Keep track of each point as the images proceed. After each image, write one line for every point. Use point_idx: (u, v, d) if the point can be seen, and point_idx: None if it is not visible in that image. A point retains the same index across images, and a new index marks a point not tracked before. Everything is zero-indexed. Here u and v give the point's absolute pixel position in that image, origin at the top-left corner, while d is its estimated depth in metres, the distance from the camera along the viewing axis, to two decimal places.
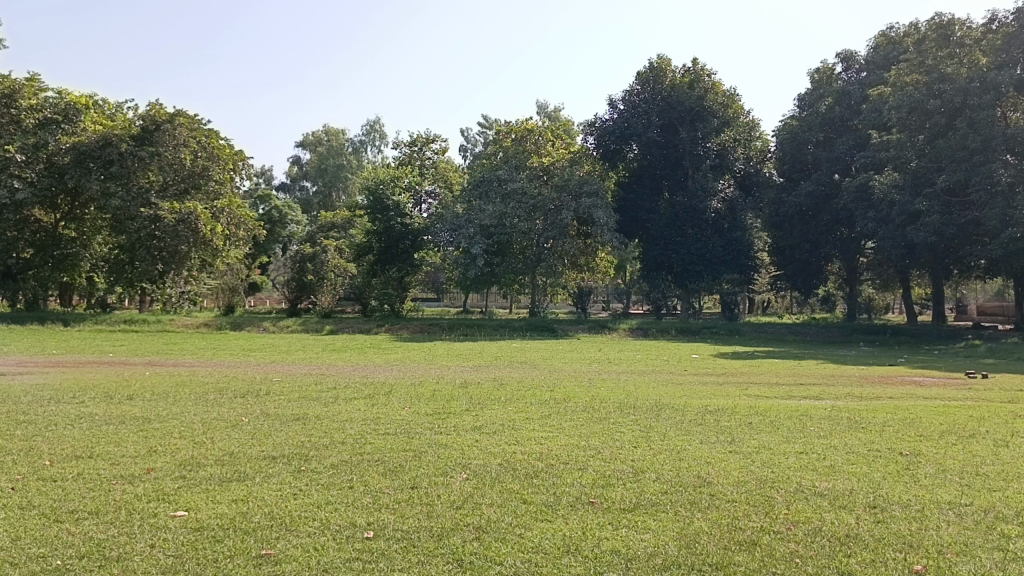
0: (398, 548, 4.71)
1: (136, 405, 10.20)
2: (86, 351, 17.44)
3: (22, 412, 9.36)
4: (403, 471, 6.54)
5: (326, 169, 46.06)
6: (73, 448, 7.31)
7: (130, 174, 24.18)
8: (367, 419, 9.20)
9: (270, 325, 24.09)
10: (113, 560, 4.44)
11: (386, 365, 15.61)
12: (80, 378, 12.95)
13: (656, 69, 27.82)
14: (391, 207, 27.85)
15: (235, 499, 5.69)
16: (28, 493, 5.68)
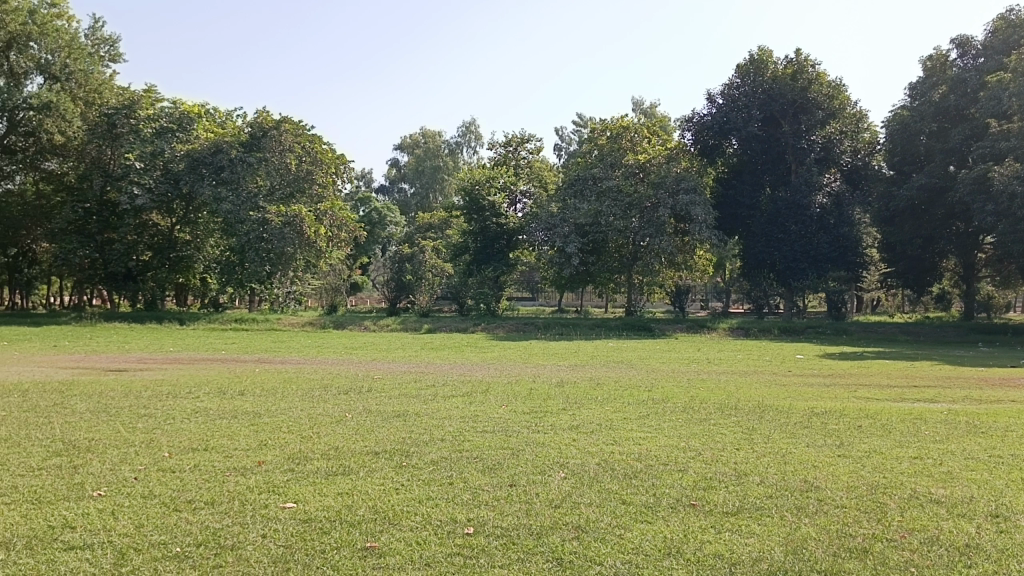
0: (499, 544, 4.74)
1: (246, 400, 10.65)
2: (200, 349, 18.31)
3: (142, 406, 9.90)
4: (501, 468, 6.58)
5: (423, 171, 46.96)
6: (189, 440, 7.69)
7: (239, 179, 25.37)
8: (465, 417, 9.31)
9: (371, 324, 24.69)
10: (228, 548, 4.64)
11: (483, 364, 15.77)
12: (196, 374, 13.60)
13: (757, 61, 26.98)
14: (487, 207, 28.27)
15: (340, 492, 5.85)
16: (150, 483, 6.01)
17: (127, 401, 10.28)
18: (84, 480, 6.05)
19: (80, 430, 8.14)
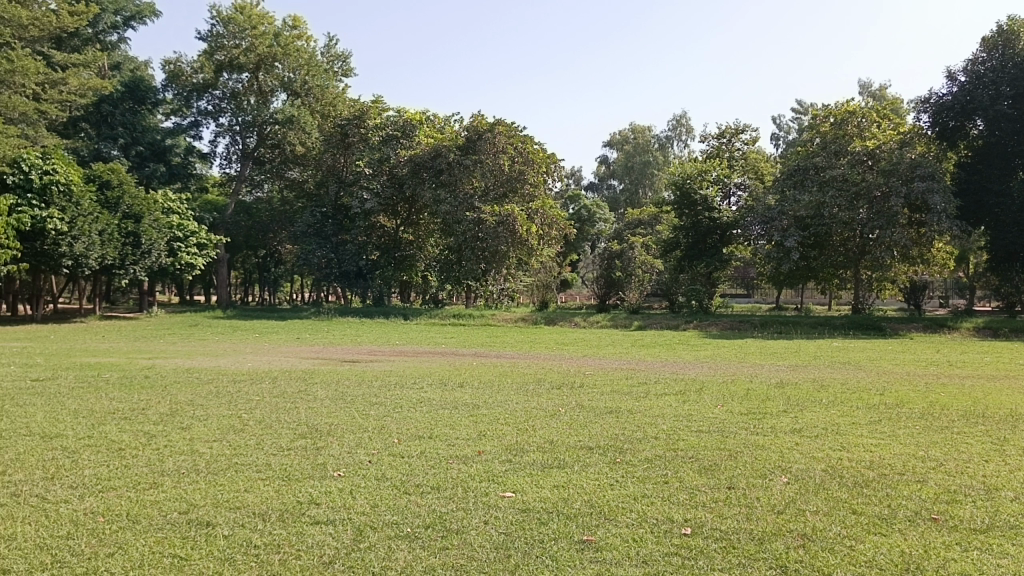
0: (718, 547, 4.61)
1: (466, 391, 11.16)
2: (423, 342, 19.42)
3: (374, 394, 10.66)
4: (718, 470, 6.40)
5: (632, 166, 46.67)
6: (416, 428, 8.17)
7: (457, 182, 26.39)
8: (680, 415, 9.15)
9: (582, 321, 24.93)
10: (454, 532, 4.87)
11: (697, 362, 15.43)
12: (420, 366, 14.45)
13: (1006, 34, 24.38)
14: (699, 202, 27.48)
15: (556, 485, 5.96)
16: (381, 466, 6.45)
17: (361, 389, 11.13)
18: (326, 460, 6.61)
19: (321, 415, 8.91)
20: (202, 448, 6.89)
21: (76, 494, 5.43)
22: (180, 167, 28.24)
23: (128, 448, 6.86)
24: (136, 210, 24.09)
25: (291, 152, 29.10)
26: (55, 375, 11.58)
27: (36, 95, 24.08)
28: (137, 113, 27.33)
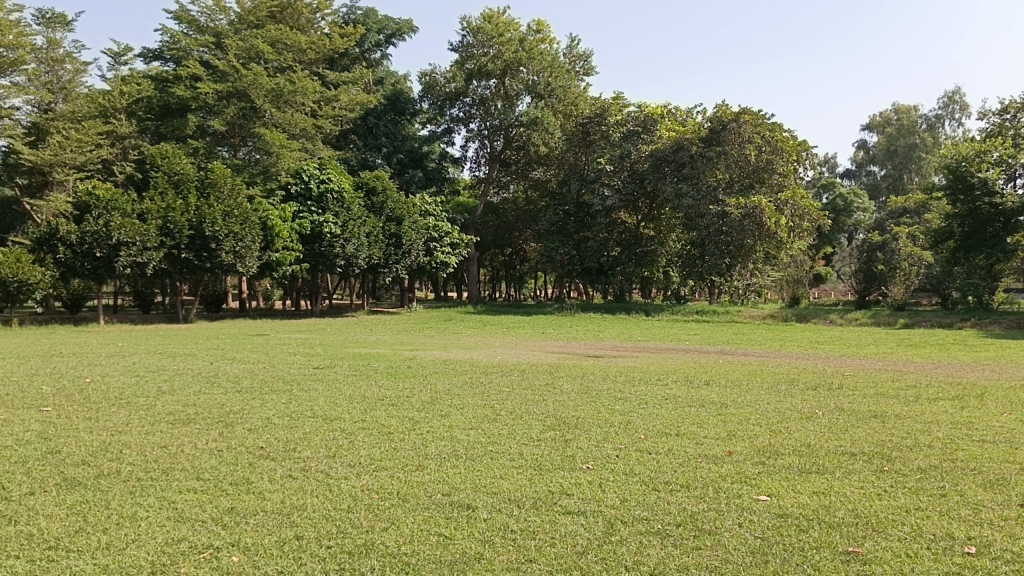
0: (1011, 571, 4.10)
1: (714, 389, 10.88)
2: (666, 339, 19.22)
3: (619, 390, 10.71)
4: (1007, 484, 5.69)
5: (896, 151, 42.86)
6: (662, 425, 8.09)
7: (700, 174, 25.50)
8: (957, 423, 8.25)
9: (838, 318, 23.33)
10: (707, 532, 4.71)
11: (976, 364, 13.87)
12: (664, 362, 14.31)
13: None
14: (977, 185, 24.53)
15: (815, 491, 5.61)
16: (629, 462, 6.42)
17: (606, 384, 11.22)
18: (575, 453, 6.73)
19: (568, 408, 9.10)
20: (459, 435, 7.29)
21: (354, 471, 5.92)
22: (435, 171, 29.93)
23: (395, 432, 7.41)
24: (396, 213, 25.90)
25: (535, 152, 29.91)
26: (334, 363, 12.87)
27: (313, 112, 28.16)
28: (397, 124, 29.59)
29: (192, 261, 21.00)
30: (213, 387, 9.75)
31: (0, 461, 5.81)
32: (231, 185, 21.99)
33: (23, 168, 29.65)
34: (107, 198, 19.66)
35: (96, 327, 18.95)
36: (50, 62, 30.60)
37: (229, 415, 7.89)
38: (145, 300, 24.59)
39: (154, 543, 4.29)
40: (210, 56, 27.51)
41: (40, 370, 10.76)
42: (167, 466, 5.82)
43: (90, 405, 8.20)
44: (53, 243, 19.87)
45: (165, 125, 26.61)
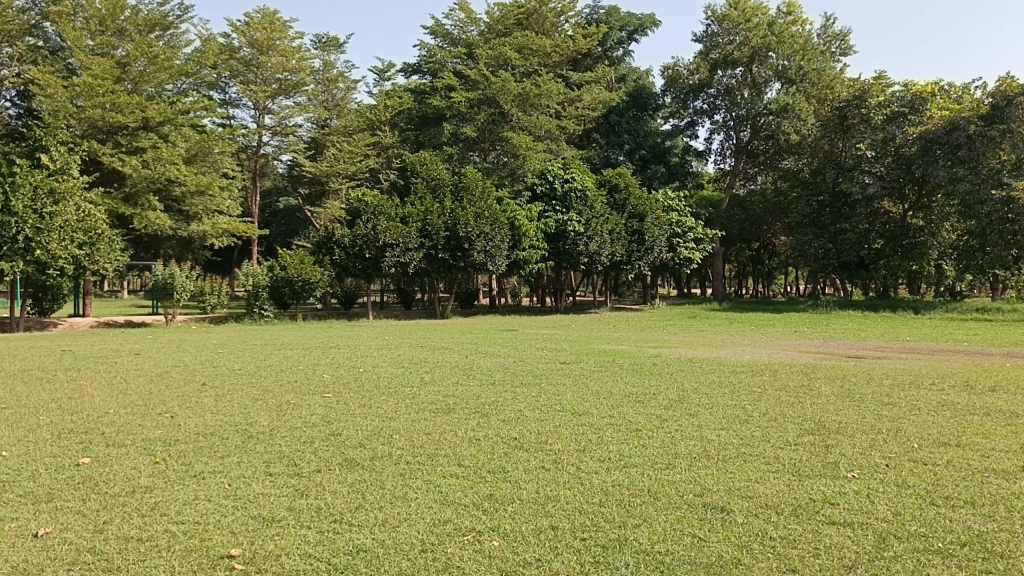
0: None
1: (1002, 397, 9.64)
2: (939, 339, 17.37)
3: (886, 394, 9.84)
4: None
5: None
6: (938, 434, 7.31)
7: (980, 156, 22.62)
8: None
9: None
10: (999, 555, 4.10)
11: None
12: (939, 366, 12.94)
13: None
14: None
15: None
16: (901, 472, 5.83)
17: (871, 388, 10.36)
18: (837, 459, 6.23)
19: (829, 412, 8.48)
20: (710, 436, 7.03)
21: (604, 466, 5.89)
22: (678, 167, 29.13)
23: (644, 429, 7.34)
24: (639, 209, 25.49)
25: (787, 141, 28.32)
26: (580, 359, 13.08)
27: (558, 112, 29.11)
28: (638, 120, 29.21)
29: (448, 261, 22.26)
30: (468, 379, 10.31)
31: (292, 439, 6.47)
32: (483, 188, 23.06)
33: (307, 179, 33.80)
34: (375, 204, 21.43)
35: (365, 321, 20.69)
36: (326, 82, 34.08)
37: (483, 407, 8.26)
38: (406, 297, 26.24)
39: (423, 523, 4.46)
40: (463, 66, 29.33)
41: (321, 360, 11.95)
42: (431, 452, 6.18)
43: (364, 393, 8.97)
44: (329, 245, 21.98)
45: (423, 133, 28.75)
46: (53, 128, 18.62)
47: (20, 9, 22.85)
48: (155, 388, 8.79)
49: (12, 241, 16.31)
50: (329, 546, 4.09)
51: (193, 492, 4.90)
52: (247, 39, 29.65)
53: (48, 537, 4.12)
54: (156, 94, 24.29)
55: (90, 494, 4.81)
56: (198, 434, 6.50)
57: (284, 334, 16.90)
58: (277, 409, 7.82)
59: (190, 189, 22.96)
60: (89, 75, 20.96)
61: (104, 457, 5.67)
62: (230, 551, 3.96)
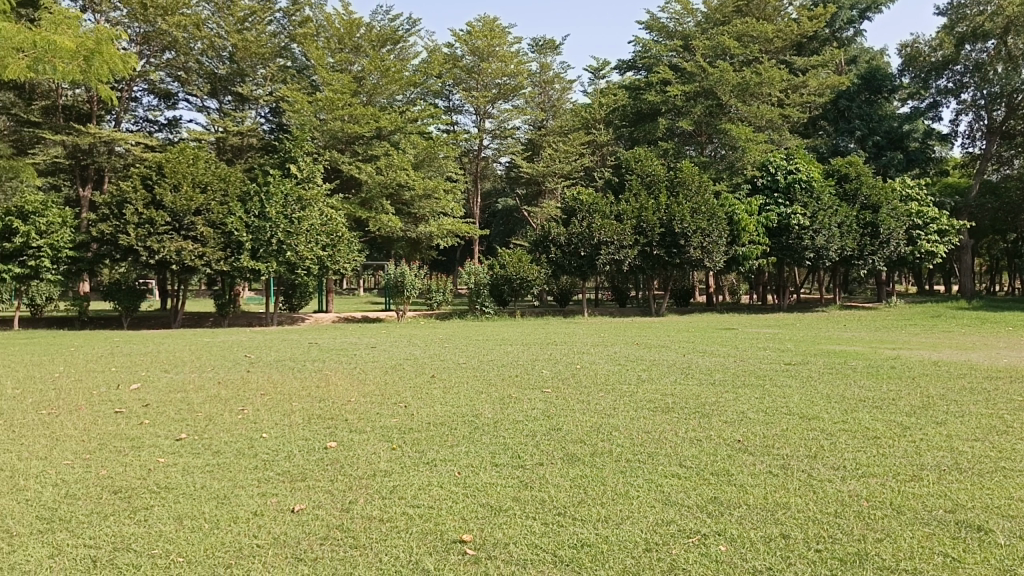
0: None
1: None
2: None
3: None
4: None
5: None
6: None
7: None
8: None
9: None
10: None
11: None
12: None
13: None
14: None
15: None
16: None
17: None
18: None
19: None
20: (962, 447, 6.30)
21: (838, 475, 5.34)
22: (918, 152, 26.85)
23: (884, 437, 6.70)
24: (873, 200, 23.46)
25: None
26: (805, 359, 12.35)
27: (780, 101, 27.84)
28: (872, 103, 27.53)
29: (664, 258, 21.58)
30: (685, 376, 10.17)
31: (515, 432, 6.64)
32: (700, 183, 22.16)
33: (524, 180, 34.86)
34: (590, 202, 21.23)
35: (581, 319, 20.80)
36: (543, 84, 35.08)
37: (704, 407, 8.00)
38: (622, 293, 25.87)
39: (647, 522, 4.27)
40: (679, 59, 28.91)
41: (540, 356, 12.15)
42: (652, 450, 6.03)
43: (583, 388, 9.09)
44: (547, 244, 22.24)
45: (638, 130, 28.65)
46: (300, 140, 20.53)
47: (273, 34, 25.40)
48: (389, 378, 9.45)
49: (268, 245, 18.20)
50: (554, 538, 4.02)
51: (426, 479, 5.08)
52: (469, 47, 30.99)
53: (302, 513, 4.35)
54: (388, 104, 25.98)
55: (336, 475, 5.12)
56: (429, 424, 6.84)
57: (504, 330, 17.41)
58: (501, 402, 8.08)
59: (418, 193, 24.22)
60: (331, 91, 22.83)
61: (347, 442, 6.09)
62: (462, 536, 4.02)
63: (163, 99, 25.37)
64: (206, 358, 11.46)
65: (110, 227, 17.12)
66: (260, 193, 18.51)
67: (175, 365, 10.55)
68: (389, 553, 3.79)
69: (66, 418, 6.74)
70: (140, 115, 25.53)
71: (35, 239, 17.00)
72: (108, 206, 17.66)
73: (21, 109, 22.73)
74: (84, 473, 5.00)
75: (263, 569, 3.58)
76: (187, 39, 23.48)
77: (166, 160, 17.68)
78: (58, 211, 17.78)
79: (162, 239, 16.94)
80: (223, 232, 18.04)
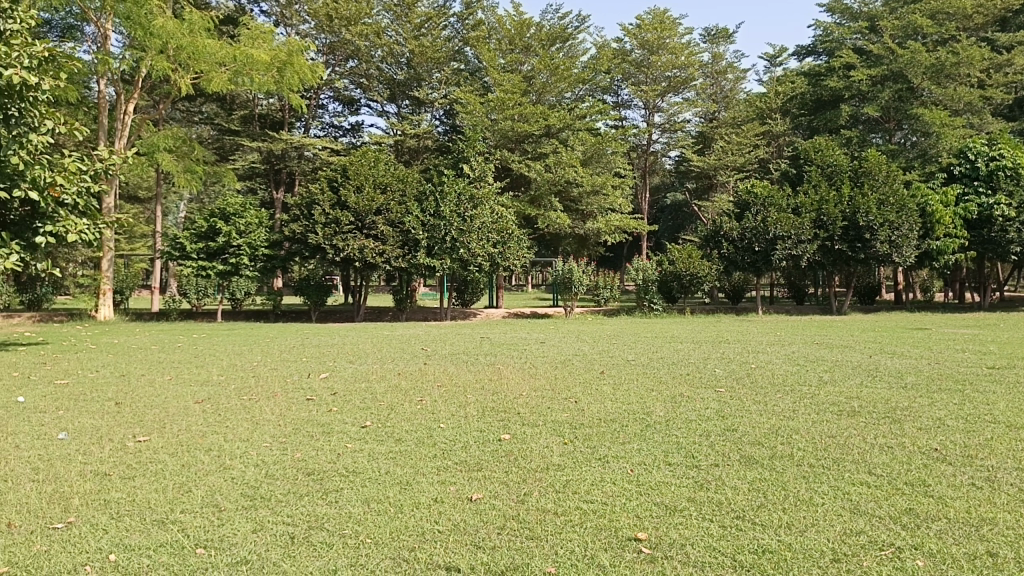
0: None
1: None
2: None
3: None
4: None
5: None
6: None
7: None
8: None
9: None
10: None
11: None
12: None
13: None
14: None
15: None
16: None
17: None
18: None
19: None
20: None
21: None
22: None
23: None
24: None
25: None
26: (1016, 364, 11.09)
27: (980, 81, 25.53)
28: None
29: (847, 253, 19.58)
30: (878, 382, 8.54)
31: (688, 431, 5.87)
32: (888, 172, 20.12)
33: (694, 174, 34.09)
34: (764, 195, 19.57)
35: (756, 317, 19.81)
36: (715, 74, 34.85)
37: (896, 412, 6.70)
38: (800, 292, 23.83)
39: (834, 531, 3.73)
40: (864, 41, 27.22)
41: (713, 355, 11.43)
42: (840, 457, 5.11)
43: (759, 391, 7.85)
44: (718, 239, 20.64)
45: (818, 118, 27.25)
46: (472, 140, 21.00)
47: (448, 38, 26.31)
48: (558, 374, 9.24)
49: (442, 242, 18.84)
50: (732, 542, 3.61)
51: (600, 475, 4.69)
52: (638, 41, 30.74)
53: (479, 502, 4.22)
54: (557, 102, 26.15)
55: (511, 467, 4.90)
56: (600, 420, 6.32)
57: (675, 327, 17.00)
58: (671, 400, 7.29)
59: (586, 189, 24.07)
60: (502, 90, 23.31)
61: (521, 435, 5.82)
62: (637, 534, 3.70)
63: (347, 105, 27.11)
64: (386, 351, 11.92)
65: (300, 226, 18.26)
66: (435, 192, 19.17)
67: (358, 357, 11.10)
68: (565, 547, 3.58)
69: (265, 403, 7.27)
70: (326, 121, 27.18)
71: (236, 238, 18.51)
72: (298, 207, 18.81)
73: (224, 119, 24.84)
74: (280, 455, 5.23)
75: (444, 555, 3.49)
76: (368, 47, 24.78)
77: (349, 163, 18.68)
78: (254, 212, 19.14)
79: (346, 238, 17.81)
80: (401, 230, 18.73)
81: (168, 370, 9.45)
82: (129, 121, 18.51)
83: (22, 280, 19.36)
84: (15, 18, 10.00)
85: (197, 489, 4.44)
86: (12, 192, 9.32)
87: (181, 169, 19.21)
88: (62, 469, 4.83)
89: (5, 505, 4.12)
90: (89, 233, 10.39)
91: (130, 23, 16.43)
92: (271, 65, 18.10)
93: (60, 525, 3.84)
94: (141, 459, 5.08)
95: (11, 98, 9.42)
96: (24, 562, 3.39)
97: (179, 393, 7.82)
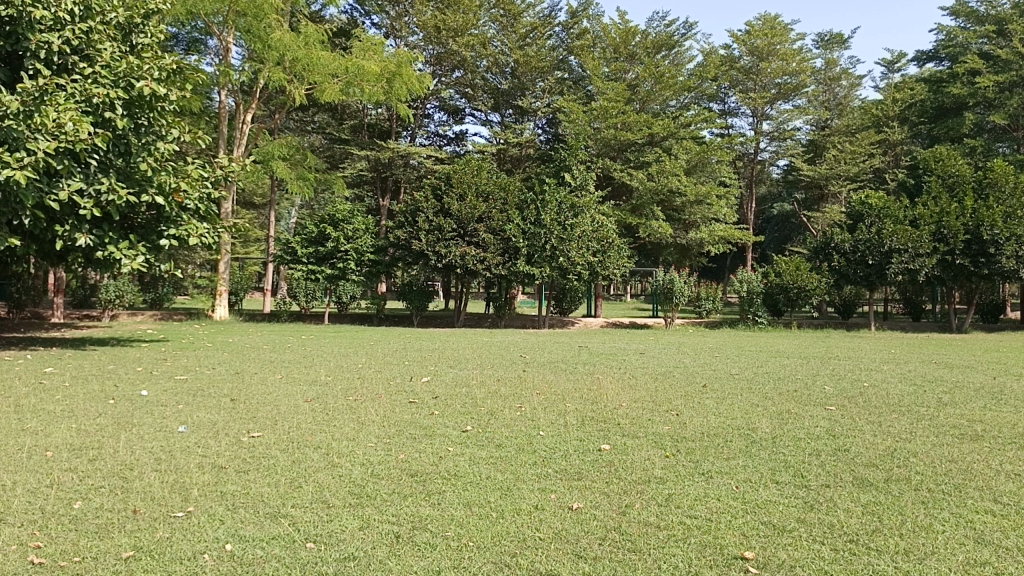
0: None
1: None
2: None
3: None
4: None
5: None
6: None
7: None
8: None
9: None
10: None
11: None
12: None
13: None
14: None
15: None
16: None
17: None
18: None
19: None
20: None
21: None
22: None
23: None
24: None
25: None
26: None
27: None
28: None
29: (969, 269, 18.32)
30: (1002, 404, 7.90)
31: (797, 450, 5.66)
32: (1016, 182, 18.78)
33: (804, 184, 33.12)
34: (880, 206, 18.73)
35: (867, 334, 18.88)
36: (828, 81, 34.18)
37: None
38: (916, 308, 22.68)
39: (955, 561, 3.50)
40: (991, 45, 25.74)
41: (823, 371, 10.84)
42: (962, 482, 4.78)
43: (872, 409, 7.58)
44: (828, 251, 19.86)
45: (938, 127, 25.87)
46: (574, 149, 20.89)
47: (553, 48, 26.50)
48: (660, 386, 9.02)
49: (542, 251, 18.67)
50: (846, 566, 3.45)
51: (703, 490, 4.55)
52: (747, 48, 30.26)
53: (580, 511, 4.18)
54: (662, 110, 25.82)
55: (612, 478, 4.81)
56: (703, 434, 6.17)
57: (779, 342, 16.53)
58: (779, 417, 7.07)
59: (690, 199, 23.55)
60: (605, 99, 23.19)
61: (622, 446, 5.73)
62: (744, 553, 3.57)
63: (452, 115, 27.60)
64: (488, 357, 12.01)
65: (404, 233, 18.61)
66: (536, 201, 19.10)
67: (458, 362, 11.25)
68: (669, 562, 3.48)
69: (369, 404, 7.43)
70: (432, 130, 27.75)
71: (344, 244, 19.00)
72: (403, 214, 19.14)
73: (335, 128, 25.75)
74: (385, 455, 5.33)
75: (546, 562, 3.47)
76: (474, 58, 25.11)
77: (453, 171, 18.94)
78: (362, 219, 19.58)
79: (448, 245, 18.17)
80: (502, 238, 18.82)
81: (279, 370, 9.82)
82: (246, 129, 19.27)
83: (145, 280, 20.61)
84: (146, 32, 10.61)
85: (306, 485, 4.57)
86: (141, 196, 9.83)
87: (294, 176, 19.88)
88: (182, 460, 5.06)
89: (132, 493, 4.34)
90: (209, 237, 10.87)
91: (250, 37, 17.18)
92: (380, 76, 18.54)
93: (181, 514, 4.01)
94: (254, 454, 5.27)
95: (142, 108, 9.99)
96: (148, 546, 3.55)
97: (291, 391, 8.09)
